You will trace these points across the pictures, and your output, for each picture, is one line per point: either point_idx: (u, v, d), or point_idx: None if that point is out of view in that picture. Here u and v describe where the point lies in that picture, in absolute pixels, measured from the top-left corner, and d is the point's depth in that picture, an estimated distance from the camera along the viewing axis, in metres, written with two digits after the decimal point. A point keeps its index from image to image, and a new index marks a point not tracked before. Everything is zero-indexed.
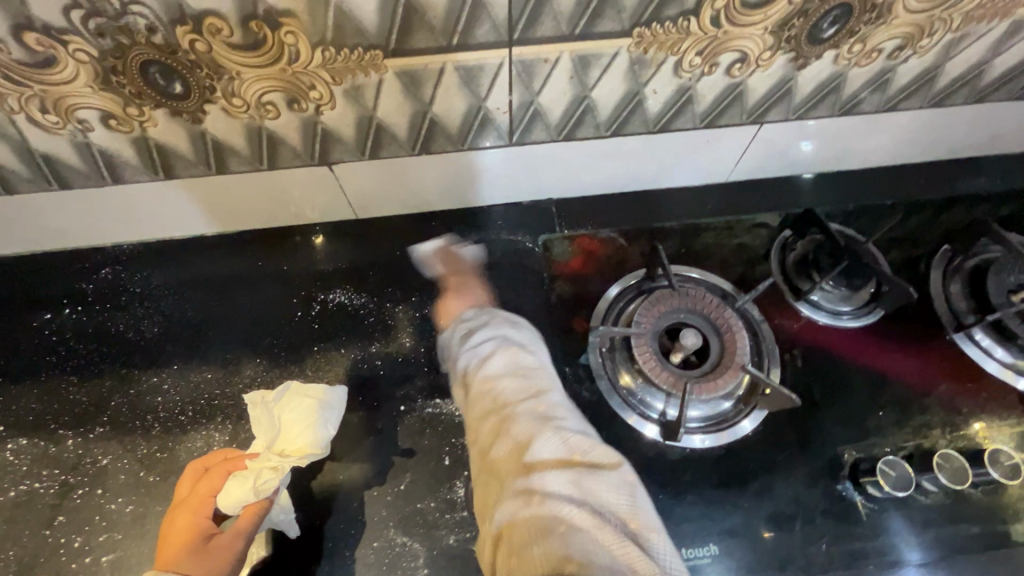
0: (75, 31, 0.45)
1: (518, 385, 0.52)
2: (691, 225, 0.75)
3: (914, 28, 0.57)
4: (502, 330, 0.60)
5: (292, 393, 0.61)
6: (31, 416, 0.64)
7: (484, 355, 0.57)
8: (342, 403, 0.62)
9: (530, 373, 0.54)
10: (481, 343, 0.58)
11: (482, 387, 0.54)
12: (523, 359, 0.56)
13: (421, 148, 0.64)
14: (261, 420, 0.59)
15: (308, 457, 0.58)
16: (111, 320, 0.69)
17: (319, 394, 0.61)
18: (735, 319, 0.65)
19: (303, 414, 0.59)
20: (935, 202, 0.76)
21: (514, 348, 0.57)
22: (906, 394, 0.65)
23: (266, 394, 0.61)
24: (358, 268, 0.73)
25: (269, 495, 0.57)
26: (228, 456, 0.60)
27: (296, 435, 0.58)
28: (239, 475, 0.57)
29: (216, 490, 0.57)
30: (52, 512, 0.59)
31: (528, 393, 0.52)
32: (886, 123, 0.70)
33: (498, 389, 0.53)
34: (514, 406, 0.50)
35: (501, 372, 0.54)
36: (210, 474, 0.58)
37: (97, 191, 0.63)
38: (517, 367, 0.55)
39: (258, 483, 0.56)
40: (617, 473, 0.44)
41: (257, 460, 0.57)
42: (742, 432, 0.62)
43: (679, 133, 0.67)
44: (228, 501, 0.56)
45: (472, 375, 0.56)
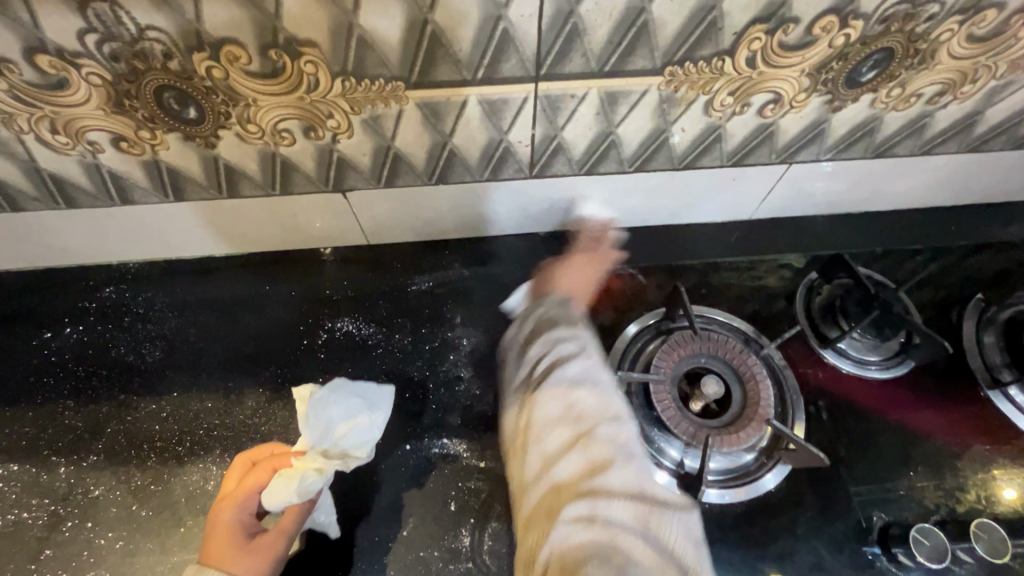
0: (88, 55, 0.44)
1: (595, 402, 0.52)
2: (712, 264, 0.72)
3: (956, 75, 0.55)
4: (580, 332, 0.58)
5: (341, 389, 0.57)
6: (25, 441, 0.62)
7: (562, 356, 0.55)
8: (390, 404, 0.58)
9: (608, 391, 0.54)
10: (558, 344, 0.56)
11: (552, 390, 0.53)
12: (599, 372, 0.55)
13: (438, 178, 0.62)
14: (306, 419, 0.56)
15: (352, 460, 0.55)
16: (113, 342, 0.68)
17: (369, 394, 0.58)
18: (759, 367, 0.63)
19: (352, 413, 0.56)
20: (967, 249, 0.73)
21: (593, 357, 0.56)
22: (937, 454, 0.62)
23: (312, 389, 0.57)
24: (368, 296, 0.71)
25: (311, 496, 0.53)
26: (275, 453, 0.57)
27: (342, 434, 0.55)
28: (283, 473, 0.53)
29: (262, 485, 0.54)
30: (38, 545, 0.57)
31: (604, 412, 0.52)
32: (919, 167, 0.68)
33: (573, 399, 0.52)
34: (593, 424, 0.51)
35: (579, 384, 0.53)
36: (257, 469, 0.55)
37: (104, 211, 0.62)
38: (594, 383, 0.54)
39: (300, 486, 0.52)
40: (684, 524, 0.46)
41: (302, 461, 0.54)
42: (763, 488, 0.59)
43: (705, 170, 0.65)
44: (271, 500, 0.52)
45: (542, 375, 0.54)
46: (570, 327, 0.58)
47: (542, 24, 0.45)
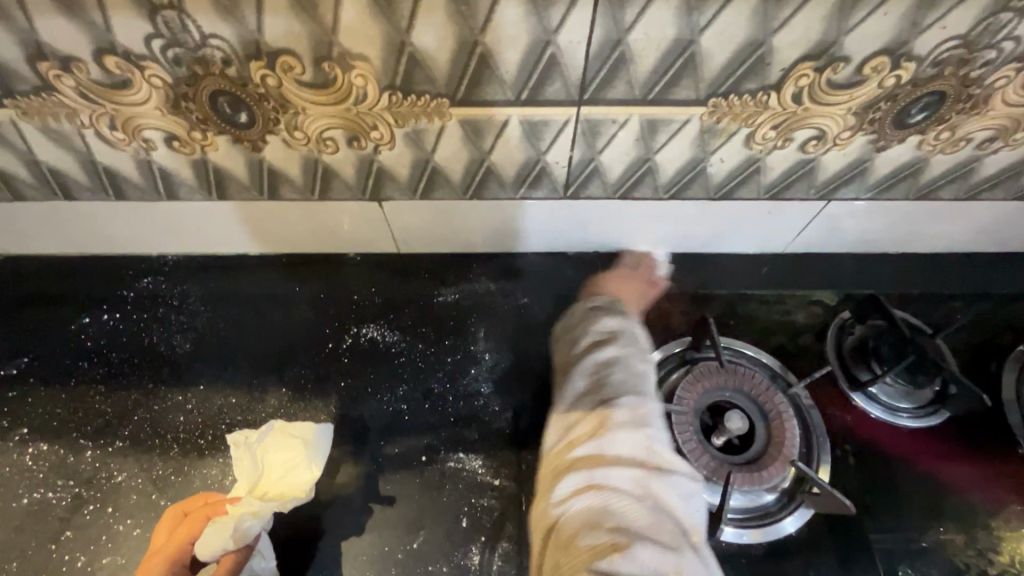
0: (153, 58, 0.46)
1: (623, 377, 0.52)
2: (741, 296, 0.71)
3: (1007, 121, 0.54)
4: (631, 327, 0.58)
5: (281, 430, 0.60)
6: (56, 421, 0.63)
7: (599, 339, 0.56)
8: (330, 441, 0.60)
9: (643, 372, 0.54)
10: (597, 328, 0.58)
11: (587, 366, 0.54)
12: (637, 357, 0.55)
13: (472, 193, 0.62)
14: (244, 463, 0.58)
15: (288, 501, 0.56)
16: (146, 332, 0.70)
17: (304, 435, 0.59)
18: (785, 405, 0.61)
19: (289, 452, 0.58)
20: (1008, 299, 0.71)
21: (633, 343, 0.56)
22: (969, 510, 0.59)
23: (250, 435, 0.60)
24: (394, 304, 0.72)
25: (247, 544, 0.53)
26: (210, 500, 0.56)
27: (281, 476, 0.57)
28: (215, 521, 0.53)
29: (193, 537, 0.53)
30: (60, 525, 0.58)
31: (633, 388, 0.52)
32: (963, 211, 0.66)
33: (605, 375, 0.53)
34: (618, 394, 0.51)
35: (612, 363, 0.54)
36: (188, 519, 0.54)
37: (150, 205, 0.64)
38: (630, 364, 0.54)
39: (237, 530, 0.52)
40: (681, 493, 0.46)
41: (237, 505, 0.54)
42: (782, 532, 0.57)
43: (741, 202, 0.64)
44: (205, 550, 0.52)
45: (580, 355, 0.56)
46: (612, 315, 0.59)
47: (590, 50, 0.45)
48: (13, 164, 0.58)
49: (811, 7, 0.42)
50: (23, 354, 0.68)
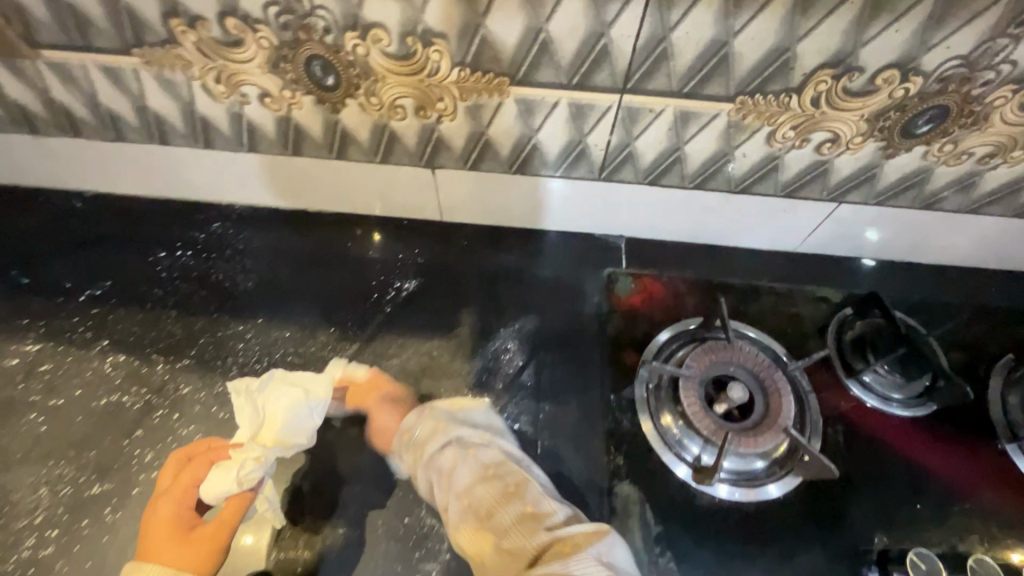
0: (266, 22, 0.54)
1: (491, 486, 0.53)
2: (752, 286, 0.78)
3: (1006, 139, 0.59)
4: (451, 433, 0.59)
5: (278, 382, 0.64)
6: (132, 338, 0.72)
7: (447, 471, 0.56)
8: (328, 394, 0.65)
9: (500, 471, 0.55)
10: (439, 458, 0.57)
11: (455, 505, 0.53)
12: (486, 456, 0.56)
13: (517, 168, 0.70)
14: (245, 411, 0.62)
15: (290, 448, 0.61)
16: (214, 269, 0.78)
17: (306, 384, 0.64)
18: (783, 381, 0.67)
19: (289, 402, 0.62)
20: (1001, 312, 0.76)
21: (472, 450, 0.57)
22: (947, 494, 0.64)
23: (250, 383, 0.64)
24: (434, 266, 0.79)
25: (252, 486, 0.57)
26: (210, 446, 0.60)
27: (281, 424, 0.61)
28: (221, 465, 0.57)
29: (200, 479, 0.57)
30: (132, 425, 0.66)
31: (505, 494, 0.52)
32: (964, 224, 0.72)
33: (473, 500, 0.52)
34: (495, 513, 0.50)
35: (470, 480, 0.54)
36: (194, 463, 0.58)
37: (232, 156, 0.72)
38: (482, 469, 0.55)
39: (242, 475, 0.56)
40: (599, 553, 0.45)
41: (241, 450, 0.58)
42: (767, 495, 0.63)
43: (758, 197, 0.71)
44: (211, 493, 0.56)
45: (440, 494, 0.55)
46: (442, 426, 0.60)
47: (637, 44, 0.53)
48: (123, 107, 0.67)
49: (832, 20, 0.49)
50: (106, 278, 0.77)
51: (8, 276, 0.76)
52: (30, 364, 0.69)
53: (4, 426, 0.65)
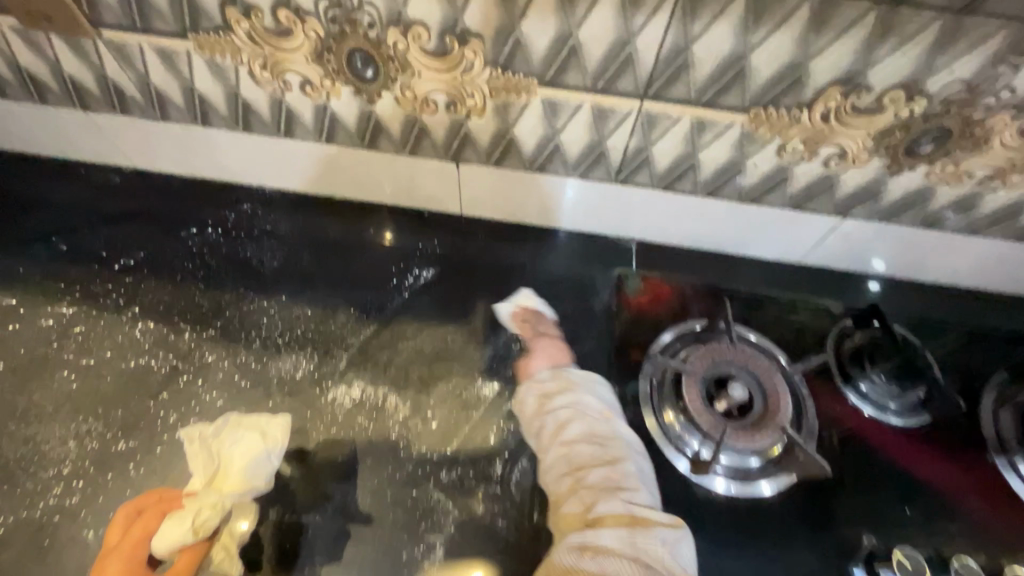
0: (315, 15, 0.59)
1: (592, 450, 0.62)
2: (756, 294, 0.81)
3: (1006, 163, 0.63)
4: (579, 397, 0.67)
5: (231, 426, 0.63)
6: (162, 306, 0.75)
7: (562, 422, 0.65)
8: (286, 436, 0.63)
9: (607, 441, 0.63)
10: (560, 410, 0.66)
11: (557, 451, 0.63)
12: (599, 425, 0.64)
13: (538, 166, 0.73)
14: (199, 458, 0.61)
15: (247, 492, 0.59)
16: (242, 247, 0.82)
17: (259, 424, 0.63)
18: (782, 384, 0.70)
19: (244, 446, 0.60)
20: (997, 332, 0.79)
21: (591, 420, 0.65)
22: (935, 500, 0.66)
23: (203, 431, 0.63)
24: (452, 257, 0.83)
25: (208, 535, 0.55)
26: (162, 497, 0.57)
27: (236, 469, 0.59)
28: (173, 516, 0.54)
29: (152, 531, 0.54)
30: (157, 387, 0.69)
31: (602, 459, 0.61)
32: (963, 245, 0.75)
33: (574, 454, 0.62)
34: (588, 470, 0.60)
35: (579, 439, 0.63)
36: (144, 515, 0.54)
37: (268, 140, 0.76)
38: (593, 436, 0.63)
39: (196, 522, 0.54)
40: (667, 540, 0.54)
41: (196, 499, 0.56)
42: (759, 492, 0.65)
43: (767, 207, 0.74)
44: (162, 543, 0.53)
45: (547, 439, 0.64)
46: (574, 389, 0.68)
47: (660, 53, 0.56)
48: (170, 88, 0.71)
49: (843, 41, 0.53)
50: (140, 249, 0.80)
51: (48, 242, 0.80)
52: (64, 325, 0.73)
53: (36, 382, 0.68)
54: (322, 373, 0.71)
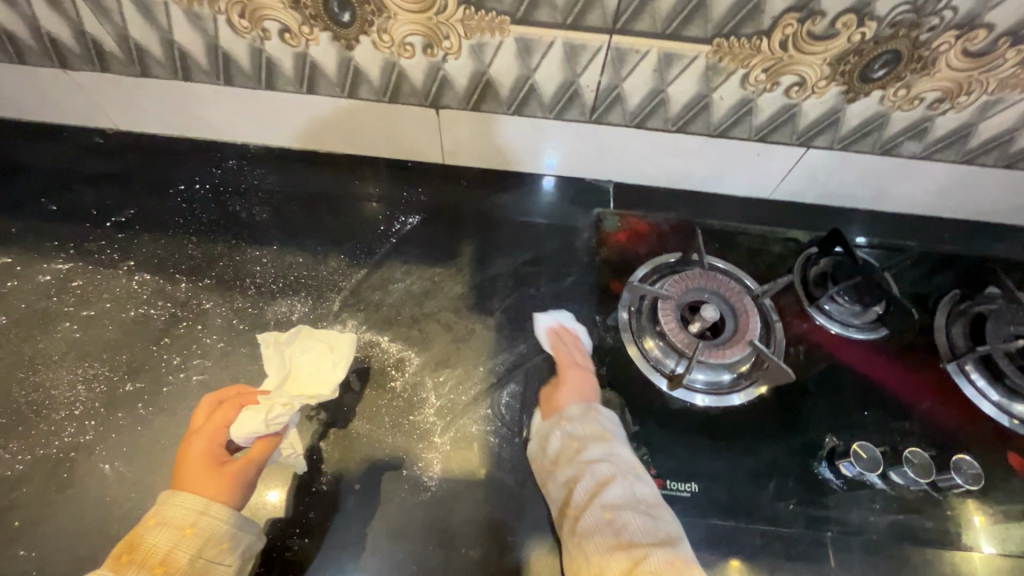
0: None
1: (642, 520, 0.53)
2: (728, 227, 0.85)
3: (953, 85, 0.67)
4: (614, 446, 0.60)
5: (304, 338, 0.68)
6: (156, 260, 0.77)
7: (601, 480, 0.57)
8: (351, 350, 0.68)
9: (654, 511, 0.55)
10: (594, 462, 0.58)
11: (598, 516, 0.54)
12: (643, 490, 0.56)
13: (515, 108, 0.76)
14: (272, 361, 0.66)
15: (313, 397, 0.64)
16: (231, 202, 0.84)
17: (329, 339, 0.68)
18: (752, 306, 0.74)
19: (315, 355, 0.66)
20: (951, 254, 0.84)
21: (630, 475, 0.57)
22: (892, 404, 0.72)
23: (279, 337, 0.68)
24: (437, 204, 0.86)
25: (278, 429, 0.61)
26: (241, 392, 0.65)
27: (309, 377, 0.65)
28: (250, 407, 0.61)
29: (230, 421, 0.62)
30: (159, 333, 0.72)
31: (656, 537, 0.52)
32: (919, 171, 0.79)
33: (619, 524, 0.53)
34: (641, 551, 0.51)
35: (623, 503, 0.55)
36: (225, 406, 0.63)
37: (250, 93, 0.78)
38: (637, 499, 0.55)
39: (268, 418, 0.60)
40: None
41: (269, 397, 0.62)
42: (731, 402, 0.71)
43: (735, 141, 0.77)
44: (240, 433, 0.60)
45: (584, 500, 0.56)
46: (608, 438, 0.60)
47: None
48: (149, 40, 0.72)
49: None
50: (131, 206, 0.82)
51: (38, 203, 0.82)
52: (62, 280, 0.75)
53: (41, 332, 0.71)
54: (317, 315, 0.75)
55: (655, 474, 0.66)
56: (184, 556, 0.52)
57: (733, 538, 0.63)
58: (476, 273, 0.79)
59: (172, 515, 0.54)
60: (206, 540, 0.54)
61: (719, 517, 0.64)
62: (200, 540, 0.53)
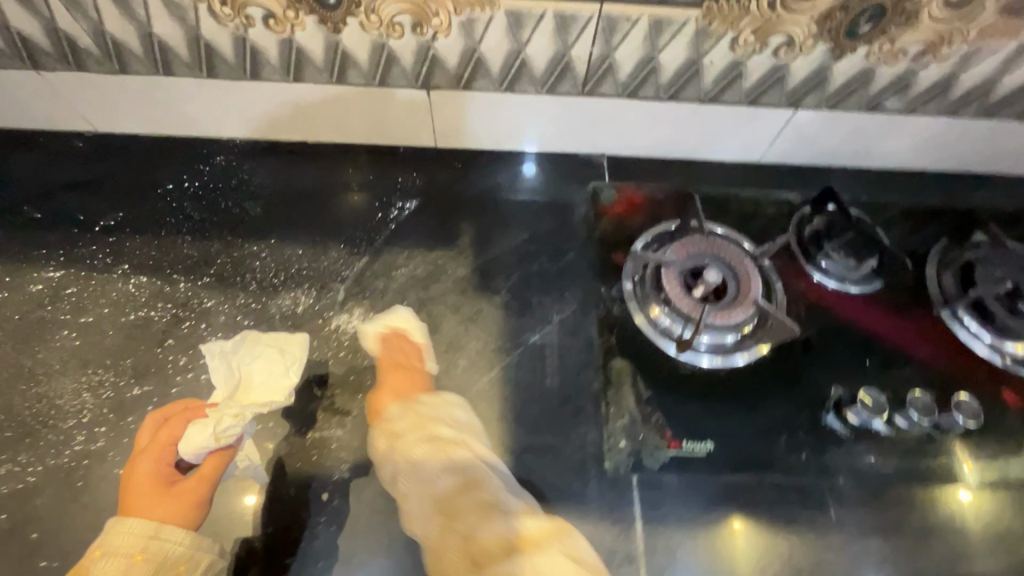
0: None
1: (452, 480, 0.56)
2: (723, 193, 0.86)
3: (935, 36, 0.68)
4: (435, 426, 0.61)
5: (254, 344, 0.67)
6: (151, 261, 0.76)
7: (419, 459, 0.58)
8: (304, 352, 0.67)
9: (467, 465, 0.57)
10: (414, 445, 0.59)
11: (423, 491, 0.56)
12: (460, 450, 0.59)
13: (507, 85, 0.76)
14: (219, 371, 0.65)
15: (266, 405, 0.63)
16: (223, 198, 0.82)
17: (280, 342, 0.67)
18: (752, 267, 0.76)
19: (266, 361, 0.65)
20: (938, 206, 0.87)
21: (443, 443, 0.59)
22: (891, 353, 0.74)
23: (224, 346, 0.66)
24: (433, 187, 0.85)
25: (230, 441, 0.60)
26: (187, 406, 0.63)
27: (262, 384, 0.64)
28: (197, 422, 0.60)
29: (177, 438, 0.60)
30: (162, 335, 0.70)
31: (467, 485, 0.55)
32: (904, 125, 0.81)
33: (441, 491, 0.55)
34: (460, 505, 0.54)
35: (437, 470, 0.57)
36: (171, 423, 0.61)
37: (234, 84, 0.76)
38: (449, 462, 0.57)
39: (218, 432, 0.59)
40: (566, 546, 0.50)
41: (218, 410, 0.61)
42: (739, 362, 0.72)
43: (726, 106, 0.78)
44: (188, 449, 0.59)
45: (408, 480, 0.58)
46: (428, 418, 0.61)
47: None
48: (127, 34, 0.70)
49: None
50: (120, 208, 0.80)
51: (22, 211, 0.79)
52: (55, 288, 0.73)
53: (39, 342, 0.69)
54: (322, 306, 0.74)
55: (671, 436, 0.67)
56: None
57: (748, 491, 0.65)
58: (478, 254, 0.79)
59: (119, 543, 0.52)
60: (159, 564, 0.52)
61: (736, 472, 0.66)
62: (152, 566, 0.52)
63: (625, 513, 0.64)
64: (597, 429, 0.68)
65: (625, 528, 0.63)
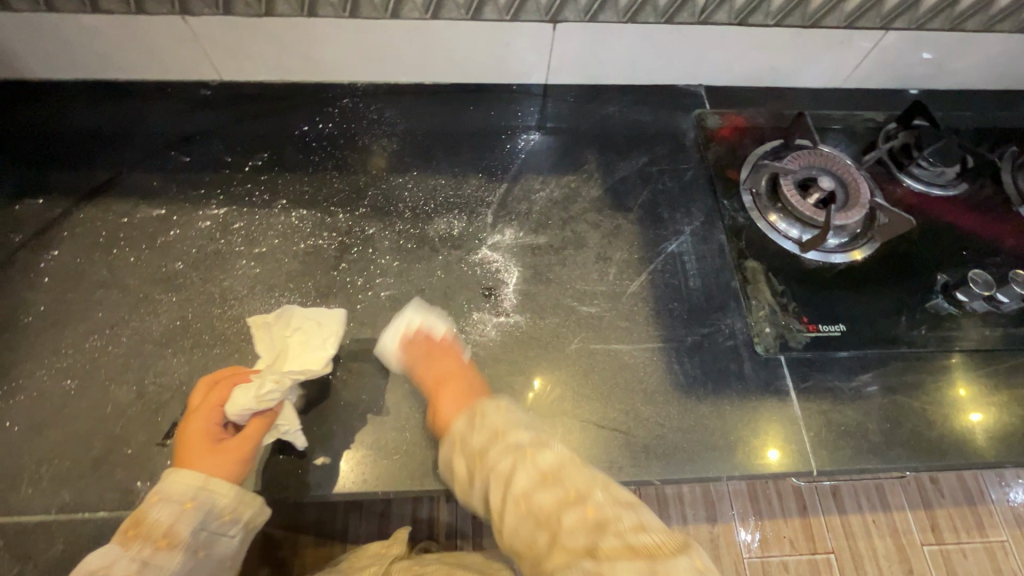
0: None
1: (554, 494, 0.56)
2: (815, 114, 0.94)
3: None
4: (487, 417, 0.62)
5: (292, 317, 0.67)
6: (307, 196, 0.80)
7: (505, 472, 0.58)
8: (343, 329, 0.67)
9: (560, 472, 0.57)
10: (496, 452, 0.59)
11: (514, 505, 0.56)
12: (543, 456, 0.58)
13: (630, 17, 0.81)
14: (264, 340, 0.67)
15: (305, 373, 0.64)
16: (357, 136, 0.87)
17: (320, 316, 0.67)
18: (857, 175, 0.82)
19: (305, 334, 0.66)
20: (1002, 120, 0.96)
21: (526, 450, 0.59)
22: (983, 244, 0.84)
23: (267, 316, 0.68)
24: (550, 121, 0.91)
25: (269, 407, 0.61)
26: (236, 370, 0.64)
27: (301, 352, 0.65)
28: (242, 386, 0.61)
29: (224, 400, 0.61)
30: (335, 260, 0.76)
31: (562, 498, 0.55)
32: (981, 44, 0.89)
33: (531, 497, 0.56)
34: (560, 514, 0.55)
35: (532, 488, 0.57)
36: (219, 385, 0.62)
37: (370, 24, 0.79)
38: (547, 477, 0.57)
39: (259, 395, 0.60)
40: (690, 557, 0.51)
41: (260, 374, 0.62)
42: (849, 259, 0.80)
43: (825, 30, 0.85)
44: (233, 411, 0.60)
45: (499, 494, 0.58)
46: (500, 430, 0.61)
47: None
48: None
49: None
50: (263, 150, 0.84)
51: (168, 157, 0.82)
52: (222, 223, 0.77)
53: (221, 271, 0.73)
54: (475, 228, 0.80)
55: (808, 321, 0.75)
56: (185, 530, 0.55)
57: (878, 363, 0.75)
58: (605, 177, 0.86)
59: (173, 489, 0.56)
60: (206, 512, 0.57)
61: (869, 348, 0.75)
62: (201, 513, 0.56)
63: (779, 386, 0.72)
64: (742, 319, 0.76)
65: (782, 398, 0.72)
